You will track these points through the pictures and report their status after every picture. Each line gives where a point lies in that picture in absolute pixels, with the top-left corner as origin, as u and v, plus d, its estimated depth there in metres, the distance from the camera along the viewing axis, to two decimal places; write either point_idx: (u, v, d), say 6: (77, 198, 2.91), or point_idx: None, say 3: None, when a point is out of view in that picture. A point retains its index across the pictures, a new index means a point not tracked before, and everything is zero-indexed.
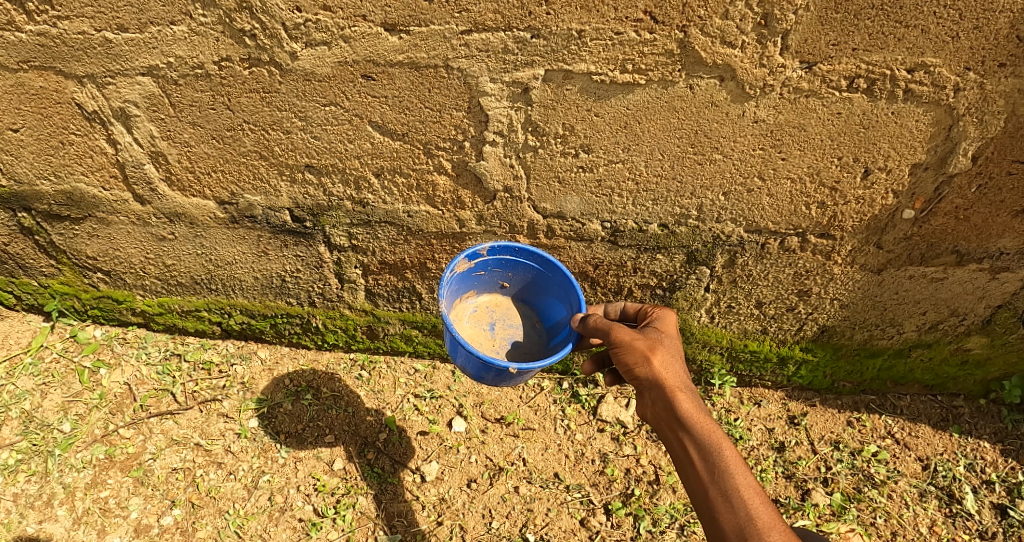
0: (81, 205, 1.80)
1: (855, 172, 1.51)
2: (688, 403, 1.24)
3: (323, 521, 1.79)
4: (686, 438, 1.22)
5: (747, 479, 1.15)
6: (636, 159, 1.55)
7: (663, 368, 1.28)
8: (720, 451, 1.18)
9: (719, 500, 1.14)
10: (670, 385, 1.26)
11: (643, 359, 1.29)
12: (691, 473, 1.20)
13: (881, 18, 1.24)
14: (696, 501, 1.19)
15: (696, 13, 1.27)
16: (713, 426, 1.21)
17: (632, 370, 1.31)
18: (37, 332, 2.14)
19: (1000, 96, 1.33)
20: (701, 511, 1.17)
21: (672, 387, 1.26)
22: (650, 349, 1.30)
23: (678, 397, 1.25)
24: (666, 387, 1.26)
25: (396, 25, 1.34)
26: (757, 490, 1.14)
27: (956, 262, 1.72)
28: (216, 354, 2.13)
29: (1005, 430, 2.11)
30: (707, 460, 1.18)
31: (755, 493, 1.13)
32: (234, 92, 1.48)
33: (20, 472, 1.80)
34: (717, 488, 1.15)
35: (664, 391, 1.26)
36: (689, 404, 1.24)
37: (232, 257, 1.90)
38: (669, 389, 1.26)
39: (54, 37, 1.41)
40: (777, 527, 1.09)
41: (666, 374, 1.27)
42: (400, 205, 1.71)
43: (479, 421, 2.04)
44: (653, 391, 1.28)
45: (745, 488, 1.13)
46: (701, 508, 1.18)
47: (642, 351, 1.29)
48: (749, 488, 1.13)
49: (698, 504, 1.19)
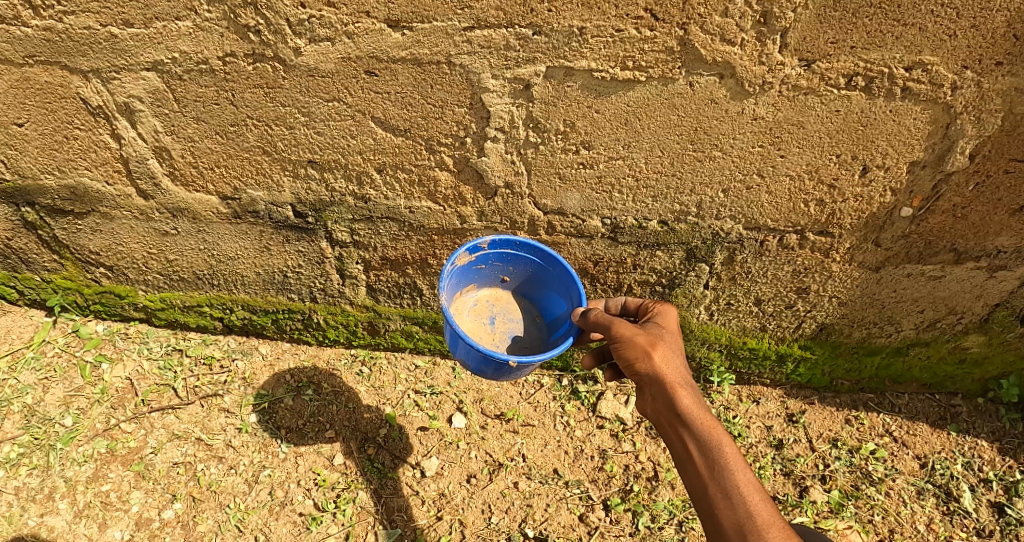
0: (85, 199, 1.81)
1: (854, 169, 1.53)
2: (688, 400, 1.25)
3: (323, 516, 1.80)
4: (686, 434, 1.22)
5: (746, 476, 1.16)
6: (636, 156, 1.56)
7: (664, 364, 1.29)
8: (721, 448, 1.19)
9: (719, 497, 1.15)
10: (670, 382, 1.26)
11: (644, 355, 1.30)
12: (691, 469, 1.21)
13: (879, 16, 1.25)
14: (695, 496, 1.21)
15: (696, 11, 1.28)
16: (713, 423, 1.22)
17: (633, 365, 1.31)
18: (39, 327, 2.15)
19: (997, 94, 1.34)
20: (701, 507, 1.19)
21: (672, 383, 1.26)
22: (651, 345, 1.30)
23: (678, 394, 1.25)
24: (667, 384, 1.26)
25: (399, 22, 1.35)
26: (757, 487, 1.15)
27: (954, 261, 1.73)
28: (218, 350, 2.14)
29: (1002, 429, 2.12)
30: (707, 457, 1.19)
31: (755, 490, 1.14)
32: (238, 87, 1.50)
33: (21, 466, 1.81)
34: (717, 485, 1.16)
35: (665, 387, 1.26)
36: (689, 401, 1.24)
37: (235, 252, 1.91)
38: (669, 386, 1.26)
39: (60, 32, 1.42)
40: (776, 524, 1.11)
41: (667, 370, 1.28)
42: (401, 200, 1.73)
43: (479, 417, 2.05)
44: (653, 387, 1.28)
45: (745, 485, 1.15)
46: (700, 504, 1.19)
47: (642, 347, 1.30)
48: (748, 486, 1.14)
49: (697, 500, 1.20)
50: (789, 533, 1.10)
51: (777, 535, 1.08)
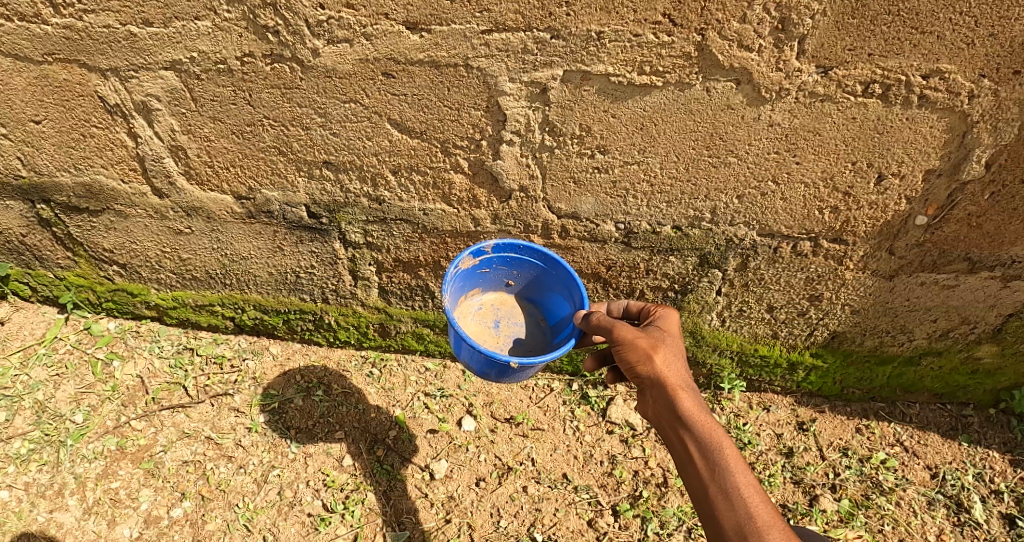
0: (100, 197, 1.82)
1: (869, 177, 1.52)
2: (689, 402, 1.24)
3: (332, 517, 1.79)
4: (686, 436, 1.22)
5: (748, 478, 1.15)
6: (651, 161, 1.56)
7: (665, 366, 1.28)
8: (721, 450, 1.18)
9: (719, 499, 1.14)
10: (671, 384, 1.26)
11: (645, 357, 1.29)
12: (693, 472, 1.20)
13: (897, 24, 1.25)
14: (697, 500, 1.19)
15: (714, 16, 1.28)
16: (714, 425, 1.21)
17: (634, 368, 1.31)
18: (51, 324, 2.16)
19: (1014, 103, 1.33)
20: (702, 509, 1.17)
21: (673, 385, 1.26)
22: (652, 348, 1.30)
23: (679, 396, 1.25)
24: (668, 386, 1.26)
25: (417, 24, 1.35)
26: (758, 488, 1.14)
27: (968, 269, 1.72)
28: (228, 349, 2.14)
29: (1014, 440, 2.10)
30: (708, 459, 1.18)
31: (756, 492, 1.13)
32: (256, 87, 1.50)
33: (32, 462, 1.82)
34: (718, 487, 1.15)
35: (666, 389, 1.25)
36: (690, 403, 1.24)
37: (248, 252, 1.91)
38: (671, 388, 1.25)
39: (79, 30, 1.43)
40: (777, 525, 1.09)
41: (668, 373, 1.27)
42: (415, 203, 1.73)
43: (489, 420, 2.05)
44: (654, 389, 1.28)
45: (745, 486, 1.13)
46: (701, 506, 1.18)
47: (643, 349, 1.30)
48: (749, 487, 1.13)
49: (699, 502, 1.18)
50: (790, 535, 1.08)
51: (778, 537, 1.06)
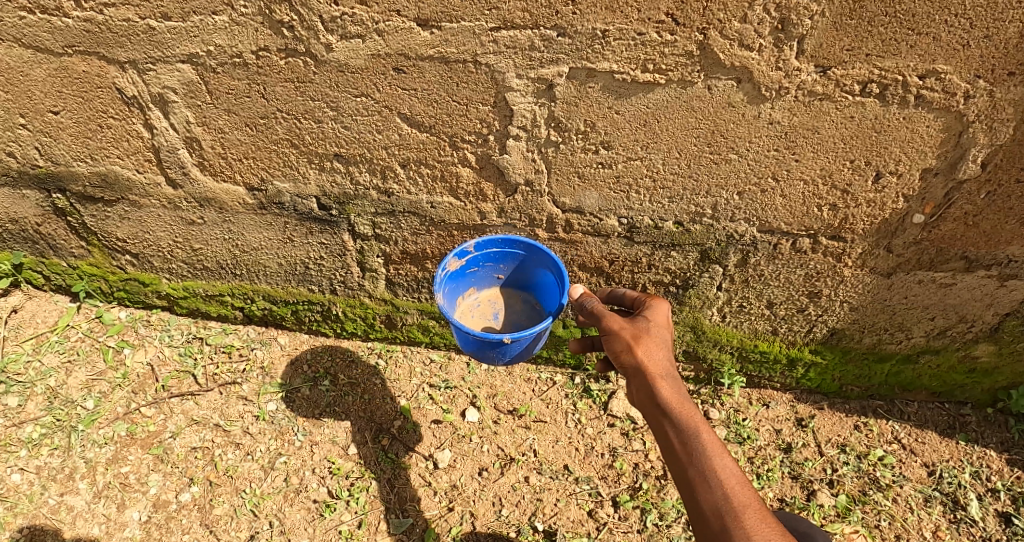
0: (115, 187, 1.86)
1: (867, 175, 1.56)
2: (671, 391, 1.26)
3: (337, 503, 1.83)
4: (668, 423, 1.24)
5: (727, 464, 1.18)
6: (654, 157, 1.60)
7: (648, 355, 1.30)
8: (702, 437, 1.21)
9: (699, 484, 1.17)
10: (654, 373, 1.28)
11: (629, 347, 1.32)
12: (674, 459, 1.23)
13: (894, 25, 1.29)
14: (679, 486, 1.22)
15: (715, 16, 1.32)
16: (695, 414, 1.24)
17: (619, 358, 1.33)
18: (63, 312, 2.20)
19: (1009, 104, 1.37)
20: (684, 494, 1.20)
21: (656, 374, 1.28)
22: (636, 338, 1.32)
23: (662, 385, 1.27)
24: (651, 375, 1.28)
25: (428, 21, 1.40)
26: (736, 475, 1.17)
27: (964, 268, 1.75)
28: (238, 339, 2.18)
29: (1011, 439, 2.12)
30: (688, 446, 1.21)
31: (735, 477, 1.16)
32: (270, 81, 1.55)
33: (43, 446, 1.86)
34: (698, 473, 1.18)
35: (648, 378, 1.28)
36: (672, 392, 1.26)
37: (258, 243, 1.95)
38: (653, 377, 1.28)
39: (100, 23, 1.48)
40: (755, 509, 1.13)
41: (651, 362, 1.29)
42: (423, 196, 1.77)
43: (492, 412, 2.08)
44: (637, 379, 1.30)
45: (725, 473, 1.16)
46: (683, 491, 1.21)
47: (628, 339, 1.32)
48: (729, 474, 1.16)
49: (681, 488, 1.21)
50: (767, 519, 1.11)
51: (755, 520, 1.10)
